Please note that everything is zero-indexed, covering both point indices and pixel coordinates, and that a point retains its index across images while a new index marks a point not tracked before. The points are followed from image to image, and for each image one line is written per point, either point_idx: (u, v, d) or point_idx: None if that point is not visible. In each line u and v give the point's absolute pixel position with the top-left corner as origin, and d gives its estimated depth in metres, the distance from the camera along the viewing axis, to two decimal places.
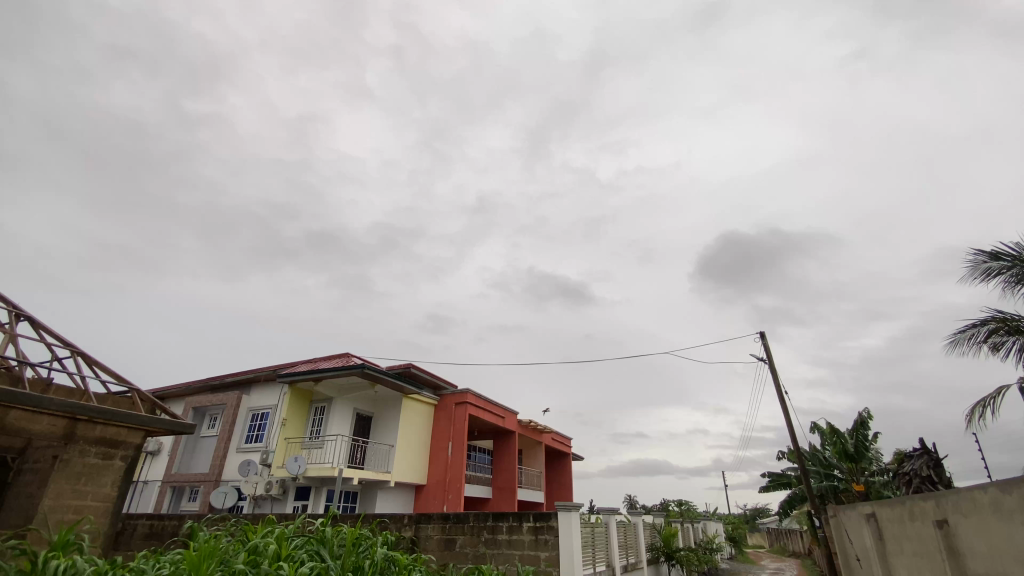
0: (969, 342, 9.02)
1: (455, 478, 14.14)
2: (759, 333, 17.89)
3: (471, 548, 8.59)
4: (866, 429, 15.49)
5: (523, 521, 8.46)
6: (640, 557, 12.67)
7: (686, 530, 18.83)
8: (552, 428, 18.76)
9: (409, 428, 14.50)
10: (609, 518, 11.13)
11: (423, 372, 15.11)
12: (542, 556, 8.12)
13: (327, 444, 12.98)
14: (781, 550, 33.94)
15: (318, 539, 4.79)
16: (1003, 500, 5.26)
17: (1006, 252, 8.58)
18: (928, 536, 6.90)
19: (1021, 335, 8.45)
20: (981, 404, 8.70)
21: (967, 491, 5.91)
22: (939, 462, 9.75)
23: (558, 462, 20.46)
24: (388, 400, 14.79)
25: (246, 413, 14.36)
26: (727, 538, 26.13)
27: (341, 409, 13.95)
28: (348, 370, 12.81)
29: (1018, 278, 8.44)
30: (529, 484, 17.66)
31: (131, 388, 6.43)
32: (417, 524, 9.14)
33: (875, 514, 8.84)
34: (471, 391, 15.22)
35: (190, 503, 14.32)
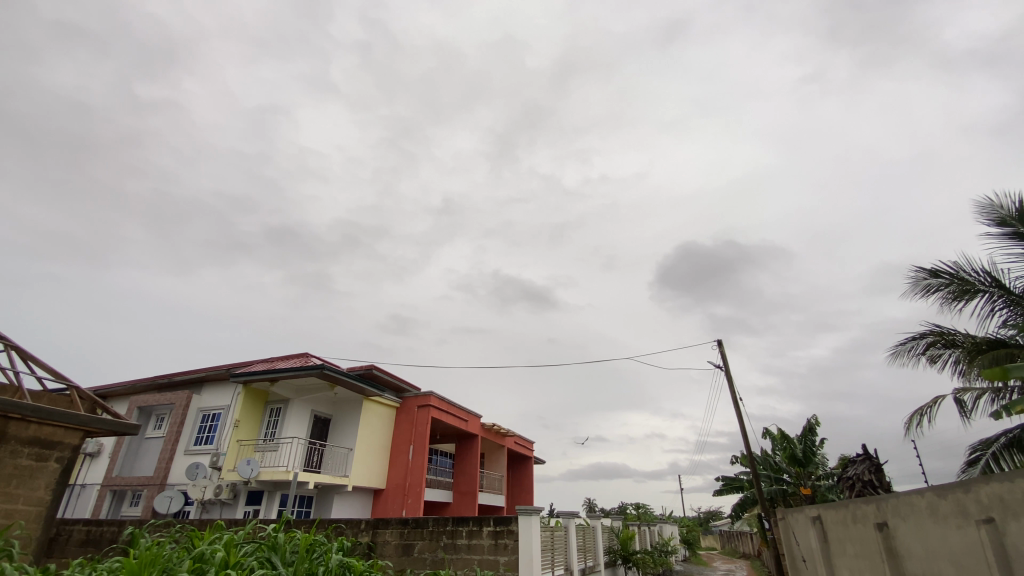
0: (909, 354, 9.56)
1: (415, 482, 13.94)
2: (718, 340, 18.50)
3: (430, 553, 8.49)
4: (814, 435, 16.19)
5: (483, 525, 8.41)
6: (597, 560, 12.79)
7: (643, 533, 19.22)
8: (515, 431, 18.76)
9: (368, 431, 14.19)
10: (569, 522, 11.21)
11: (385, 374, 14.82)
12: (501, 560, 8.10)
13: (281, 447, 12.53)
14: (733, 552, 35.07)
15: (269, 545, 4.59)
16: (939, 504, 5.58)
17: (944, 269, 9.16)
18: (869, 538, 7.23)
19: (956, 348, 9.03)
20: (919, 413, 9.23)
21: (906, 495, 6.25)
22: (879, 466, 10.29)
23: (520, 466, 20.50)
24: (348, 402, 14.44)
25: (195, 414, 13.74)
26: (681, 540, 26.91)
27: (298, 410, 13.51)
28: (307, 370, 12.44)
29: (955, 294, 9.01)
30: (490, 488, 17.62)
31: (70, 385, 6.04)
32: (374, 529, 8.94)
33: (820, 516, 9.25)
34: (434, 394, 15.03)
35: (132, 508, 13.58)
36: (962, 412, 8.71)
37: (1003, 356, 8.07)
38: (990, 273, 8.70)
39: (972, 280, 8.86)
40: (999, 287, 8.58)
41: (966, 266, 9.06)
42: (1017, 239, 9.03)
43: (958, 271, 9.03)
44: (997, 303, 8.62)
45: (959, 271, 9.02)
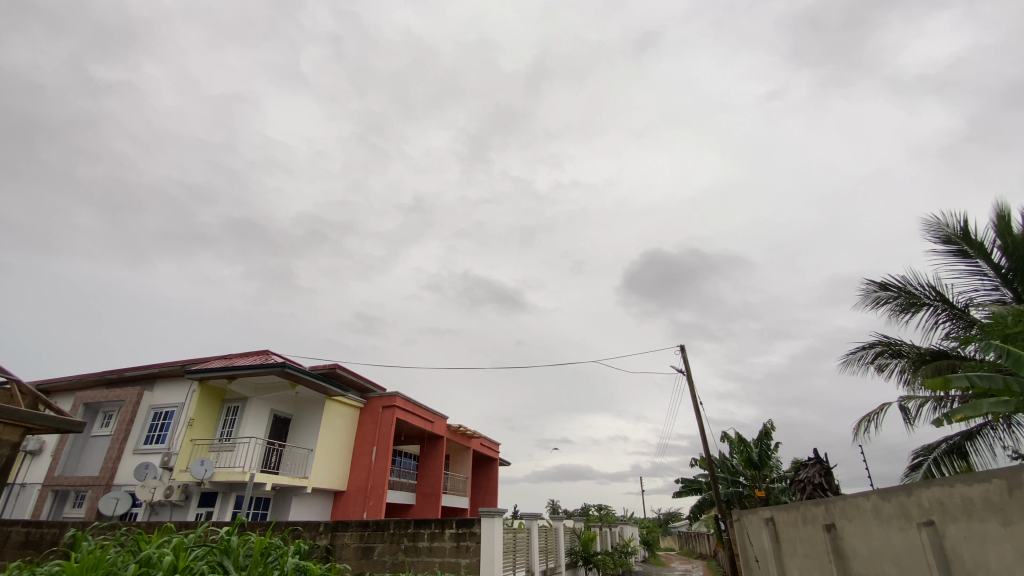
0: (859, 362, 10.01)
1: (378, 484, 13.70)
2: (681, 345, 18.96)
3: (391, 556, 8.37)
4: (769, 438, 16.75)
5: (445, 527, 8.34)
6: (559, 561, 12.89)
7: (604, 534, 19.49)
8: (481, 433, 18.70)
9: (329, 431, 13.88)
10: (531, 524, 11.24)
11: (349, 373, 14.53)
12: (462, 563, 8.05)
13: (238, 447, 12.11)
14: (691, 552, 35.95)
15: (222, 549, 4.43)
16: (883, 507, 5.87)
17: (893, 283, 9.64)
18: (818, 539, 7.54)
19: (901, 358, 9.52)
20: (867, 419, 9.68)
21: (852, 498, 6.55)
22: (829, 470, 10.74)
23: (484, 467, 20.45)
24: (310, 401, 14.10)
25: (147, 411, 13.14)
26: (641, 541, 27.42)
27: (256, 409, 13.08)
28: (267, 368, 12.09)
29: (902, 307, 9.49)
30: (454, 490, 17.51)
31: (10, 380, 5.68)
32: (333, 532, 8.79)
33: (772, 518, 9.59)
34: (400, 395, 14.81)
35: (75, 510, 12.87)
36: (907, 419, 9.18)
37: (945, 367, 8.57)
38: (935, 288, 9.22)
39: (917, 294, 9.36)
40: (942, 301, 9.11)
41: (913, 281, 9.57)
42: (960, 257, 9.61)
43: (905, 284, 9.53)
44: (941, 316, 9.14)
45: (906, 284, 9.52)
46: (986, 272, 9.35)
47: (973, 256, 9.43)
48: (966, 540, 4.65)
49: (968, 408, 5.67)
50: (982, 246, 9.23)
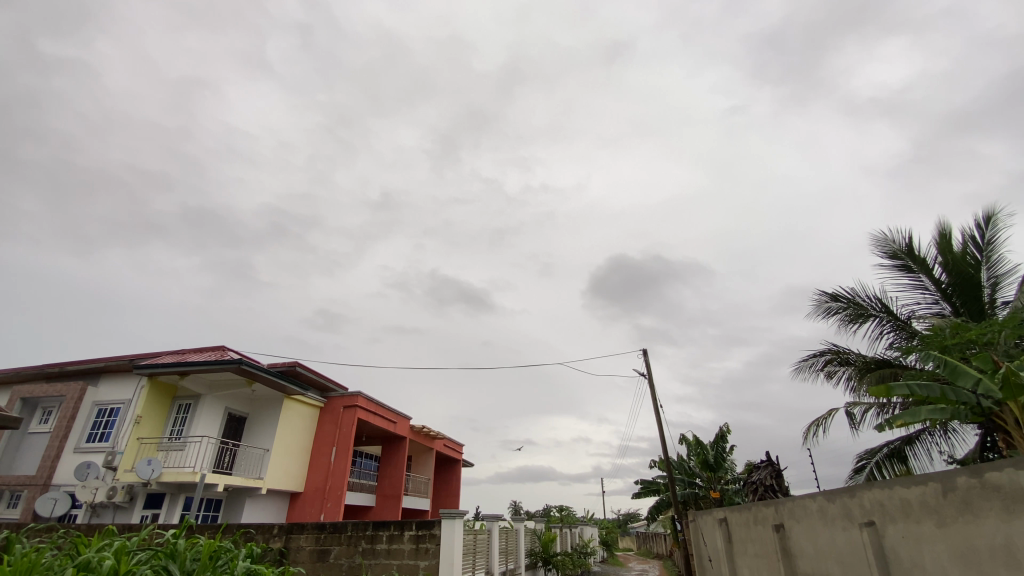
0: (810, 369, 10.46)
1: (337, 485, 13.39)
2: (644, 349, 19.38)
3: (347, 559, 8.22)
4: (725, 441, 17.29)
5: (405, 529, 8.22)
6: (519, 562, 12.91)
7: (564, 534, 19.68)
8: (444, 433, 18.55)
9: (287, 431, 13.48)
10: (492, 525, 11.23)
11: (309, 372, 14.16)
12: (421, 565, 7.96)
13: (189, 446, 11.62)
14: (648, 552, 36.78)
15: (167, 553, 4.25)
16: (828, 508, 6.15)
17: (843, 294, 10.12)
18: (767, 538, 7.85)
19: (849, 365, 9.99)
20: (816, 424, 10.12)
21: (800, 499, 6.84)
22: (779, 471, 11.17)
23: (447, 468, 20.31)
24: (267, 400, 13.66)
25: (90, 407, 12.46)
26: (600, 542, 27.85)
27: (210, 407, 12.58)
28: (223, 365, 11.65)
29: (851, 317, 9.96)
30: (415, 491, 17.30)
31: None
32: (288, 534, 8.59)
33: (726, 518, 9.89)
34: (362, 394, 14.53)
35: (7, 511, 12.07)
36: (852, 424, 9.65)
37: (888, 375, 9.05)
38: (880, 300, 9.73)
39: (865, 305, 9.85)
40: (887, 313, 9.62)
41: (860, 293, 10.07)
42: (904, 271, 10.17)
43: (854, 296, 10.01)
44: (885, 327, 9.65)
45: (855, 296, 10.00)
46: (927, 287, 9.92)
47: (916, 271, 9.99)
48: (904, 540, 4.91)
49: (907, 415, 6.00)
50: (924, 261, 9.79)
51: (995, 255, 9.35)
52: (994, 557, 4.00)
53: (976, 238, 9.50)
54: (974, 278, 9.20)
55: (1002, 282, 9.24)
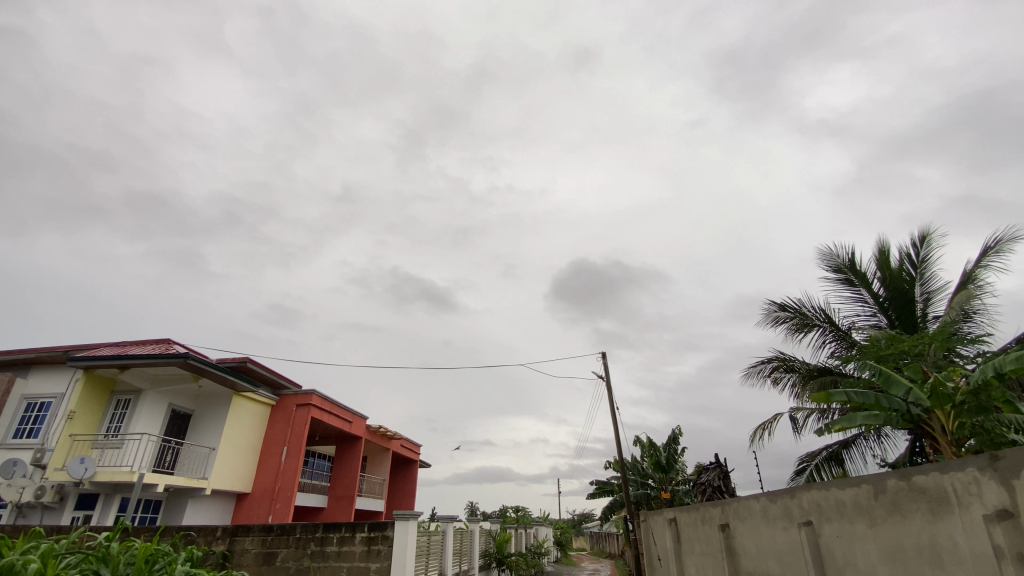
0: (758, 375, 10.91)
1: (286, 485, 12.96)
2: (603, 351, 19.75)
3: (294, 562, 7.99)
4: (677, 443, 17.80)
5: (357, 531, 8.03)
6: (472, 564, 12.87)
7: (519, 535, 19.77)
8: (401, 433, 18.28)
9: (235, 429, 12.97)
10: (447, 526, 11.15)
11: (261, 368, 13.68)
12: (372, 567, 7.80)
13: (127, 444, 11.01)
14: (600, 551, 37.37)
15: (99, 556, 4.00)
16: (770, 508, 6.45)
17: (790, 304, 10.60)
18: (713, 537, 8.14)
19: (793, 372, 10.48)
20: (762, 427, 10.56)
21: (744, 500, 7.13)
22: (727, 473, 11.59)
23: (403, 469, 20.03)
24: (214, 396, 13.09)
25: (18, 401, 11.60)
26: (555, 542, 28.13)
27: (151, 402, 11.96)
28: (168, 359, 11.10)
29: (796, 326, 10.45)
30: (369, 492, 16.97)
31: None
32: (232, 537, 8.33)
33: (676, 519, 10.19)
34: (317, 392, 14.12)
35: None
36: (795, 428, 10.12)
37: (829, 382, 9.54)
38: (824, 311, 10.26)
39: (809, 315, 10.36)
40: (830, 324, 10.16)
41: (806, 304, 10.59)
42: (846, 284, 10.76)
43: (800, 306, 10.51)
44: (828, 336, 10.19)
45: (801, 307, 10.50)
46: (867, 300, 10.54)
47: (857, 285, 10.59)
48: (838, 539, 5.20)
49: (844, 419, 6.37)
50: (865, 275, 10.40)
51: (927, 272, 10.04)
52: (919, 556, 4.28)
53: (912, 256, 10.17)
54: (908, 293, 9.84)
55: (933, 298, 9.92)
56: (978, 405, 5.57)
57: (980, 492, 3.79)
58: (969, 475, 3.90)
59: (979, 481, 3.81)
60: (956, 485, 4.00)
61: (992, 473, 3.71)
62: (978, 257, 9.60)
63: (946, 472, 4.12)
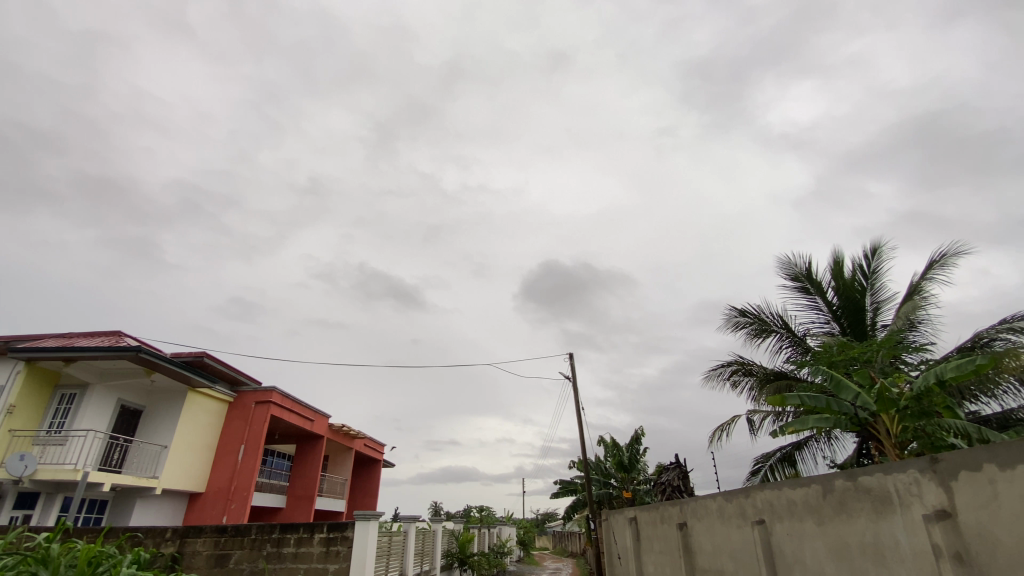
0: (718, 377, 11.24)
1: (242, 485, 12.55)
2: (570, 352, 19.97)
3: (249, 564, 7.77)
4: (639, 443, 18.15)
5: (315, 532, 7.86)
6: (434, 564, 12.78)
7: (482, 534, 19.75)
8: (365, 433, 17.98)
9: (189, 426, 12.49)
10: (409, 526, 11.05)
11: (218, 363, 13.22)
12: (330, 568, 7.64)
13: (71, 441, 10.47)
14: (563, 551, 37.71)
15: (37, 558, 3.78)
16: (726, 507, 6.64)
17: (750, 310, 10.96)
18: (671, 536, 8.34)
19: (751, 376, 10.83)
20: (721, 429, 10.88)
21: (701, 499, 7.33)
22: (686, 473, 11.90)
23: (365, 468, 19.71)
24: (168, 392, 12.57)
25: None
26: (518, 542, 28.23)
27: (98, 398, 11.39)
28: (119, 352, 10.60)
29: (755, 331, 10.81)
30: (329, 492, 16.62)
31: None
32: (183, 538, 8.05)
33: (636, 518, 10.37)
34: (277, 390, 13.75)
35: None
36: (751, 430, 10.47)
37: (783, 386, 9.92)
38: (781, 317, 10.65)
39: (767, 321, 10.74)
40: (786, 330, 10.55)
41: (765, 310, 10.97)
42: (803, 292, 11.19)
43: (760, 312, 10.88)
44: (784, 342, 10.58)
45: (760, 313, 10.87)
46: (821, 308, 10.99)
47: (812, 293, 11.04)
48: (788, 537, 5.41)
49: (797, 422, 6.63)
50: (820, 284, 10.84)
51: (877, 283, 10.55)
52: (863, 554, 4.50)
53: (864, 267, 10.67)
54: (859, 302, 10.32)
55: (882, 308, 10.43)
56: (921, 410, 5.90)
57: (921, 493, 4.00)
58: (910, 476, 4.12)
59: (920, 482, 4.03)
60: (899, 486, 4.22)
61: (932, 475, 3.93)
62: (924, 270, 10.15)
63: (889, 473, 4.34)
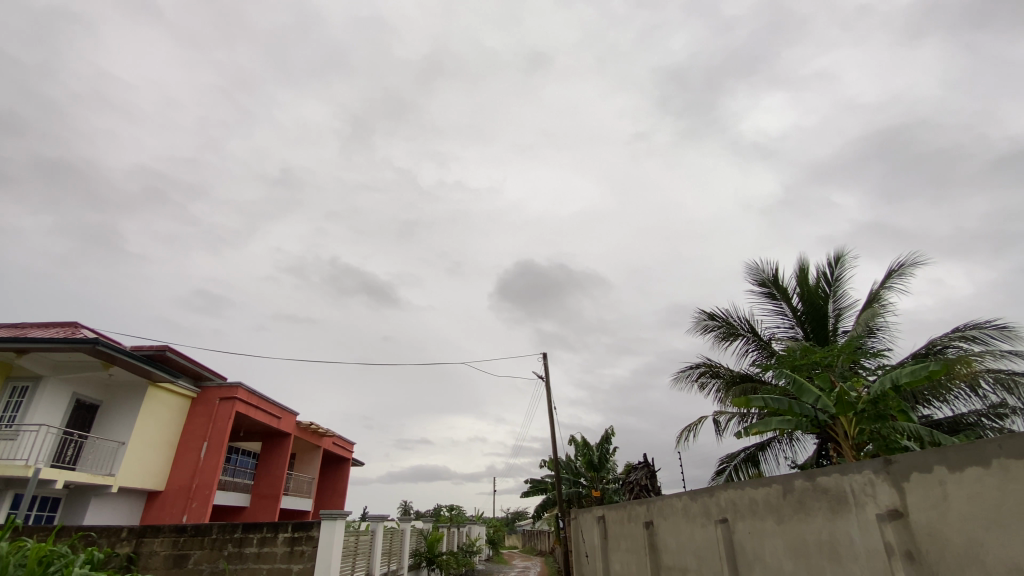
0: (686, 379, 11.47)
1: (204, 484, 12.20)
2: (543, 352, 20.11)
3: (209, 564, 7.56)
4: (609, 443, 18.37)
5: (280, 531, 7.69)
6: (402, 563, 12.67)
7: (451, 533, 19.68)
8: (334, 431, 17.68)
9: (149, 422, 12.06)
10: (377, 526, 10.92)
11: (182, 358, 12.80)
12: (294, 569, 7.49)
13: (22, 436, 10.00)
14: (531, 550, 37.84)
15: None
16: (691, 506, 6.79)
17: (719, 314, 11.23)
18: (637, 534, 8.48)
19: (718, 378, 11.10)
20: (688, 430, 11.10)
21: (668, 498, 7.47)
22: (653, 472, 12.12)
23: (334, 466, 19.40)
24: (127, 386, 12.12)
25: None
26: (487, 541, 28.24)
27: (52, 391, 10.90)
28: (75, 344, 10.16)
29: (723, 335, 11.08)
30: (296, 491, 16.30)
31: None
32: (139, 538, 7.80)
33: (604, 516, 10.52)
34: (243, 386, 13.40)
35: None
36: (717, 430, 10.73)
37: (748, 389, 10.20)
38: (748, 322, 10.94)
39: (734, 325, 11.02)
40: (752, 333, 10.85)
41: (733, 314, 11.25)
42: (770, 298, 11.52)
43: (728, 316, 11.15)
44: (750, 345, 10.88)
45: (728, 317, 11.14)
46: (786, 313, 11.33)
47: (778, 299, 11.38)
48: (749, 535, 5.57)
49: (761, 423, 6.82)
50: (786, 291, 11.18)
51: (840, 290, 10.94)
52: (820, 551, 4.67)
53: (827, 275, 11.05)
54: (822, 309, 10.69)
55: (843, 314, 10.83)
56: (876, 413, 6.14)
57: (875, 493, 4.18)
58: (865, 476, 4.29)
59: (874, 483, 4.20)
60: (854, 486, 4.39)
61: (886, 476, 4.10)
62: (883, 279, 10.57)
63: (846, 474, 4.51)
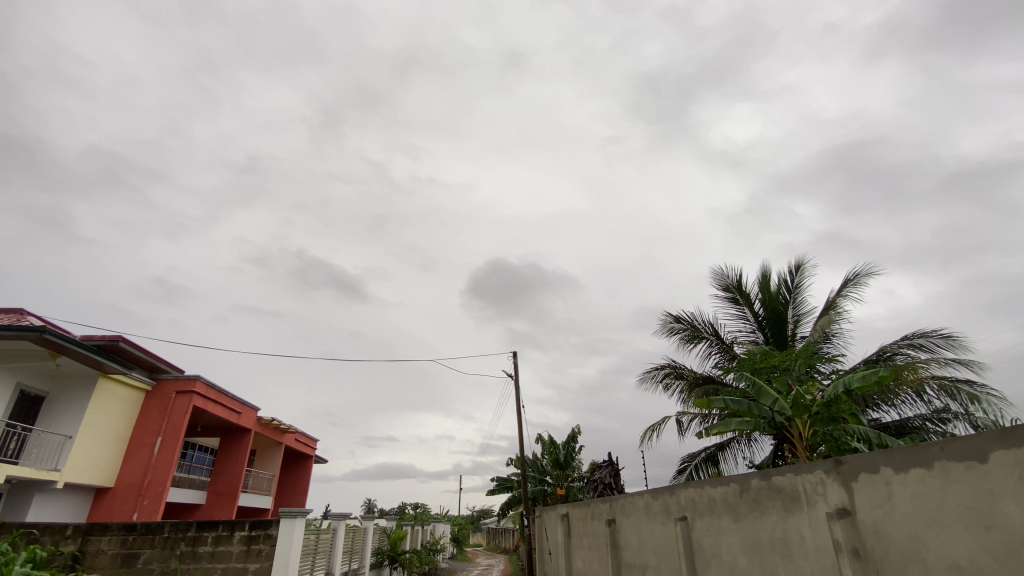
0: (652, 380, 11.69)
1: (158, 480, 11.75)
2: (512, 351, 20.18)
3: (160, 564, 7.29)
4: (575, 442, 18.56)
5: (236, 530, 7.47)
6: (363, 562, 12.48)
7: (415, 532, 19.50)
8: (297, 427, 17.28)
9: (99, 415, 11.53)
10: (338, 524, 10.72)
11: (137, 349, 12.30)
12: (251, 568, 7.30)
13: None
14: (496, 548, 37.91)
15: None
16: (652, 505, 6.93)
17: (684, 317, 11.49)
18: (600, 532, 8.60)
19: (682, 379, 11.36)
20: (652, 429, 11.33)
21: (630, 497, 7.60)
22: (617, 471, 12.32)
23: (295, 463, 18.97)
24: (76, 377, 11.56)
25: None
26: (452, 539, 28.13)
27: None
28: (19, 332, 9.63)
29: (687, 337, 11.35)
30: (255, 488, 15.86)
31: None
32: (86, 536, 7.47)
33: (567, 515, 10.63)
34: (201, 379, 12.94)
35: None
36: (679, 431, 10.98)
37: (710, 390, 10.47)
38: (712, 325, 11.23)
39: (699, 328, 11.30)
40: (716, 336, 11.15)
41: (698, 317, 11.53)
42: (733, 302, 11.86)
43: (693, 320, 11.42)
44: (713, 348, 11.17)
45: (693, 320, 11.41)
46: (748, 317, 11.68)
47: (741, 303, 11.72)
48: (707, 533, 5.72)
49: (721, 424, 7.01)
50: (749, 296, 11.53)
51: (799, 297, 11.35)
52: (772, 548, 4.84)
53: (788, 282, 11.44)
54: (782, 314, 11.06)
55: (802, 320, 11.24)
56: (829, 416, 6.41)
57: (825, 492, 4.36)
58: (817, 476, 4.47)
59: (824, 482, 4.38)
60: (807, 485, 4.57)
61: (836, 476, 4.29)
62: (840, 287, 11.02)
63: (799, 474, 4.69)
